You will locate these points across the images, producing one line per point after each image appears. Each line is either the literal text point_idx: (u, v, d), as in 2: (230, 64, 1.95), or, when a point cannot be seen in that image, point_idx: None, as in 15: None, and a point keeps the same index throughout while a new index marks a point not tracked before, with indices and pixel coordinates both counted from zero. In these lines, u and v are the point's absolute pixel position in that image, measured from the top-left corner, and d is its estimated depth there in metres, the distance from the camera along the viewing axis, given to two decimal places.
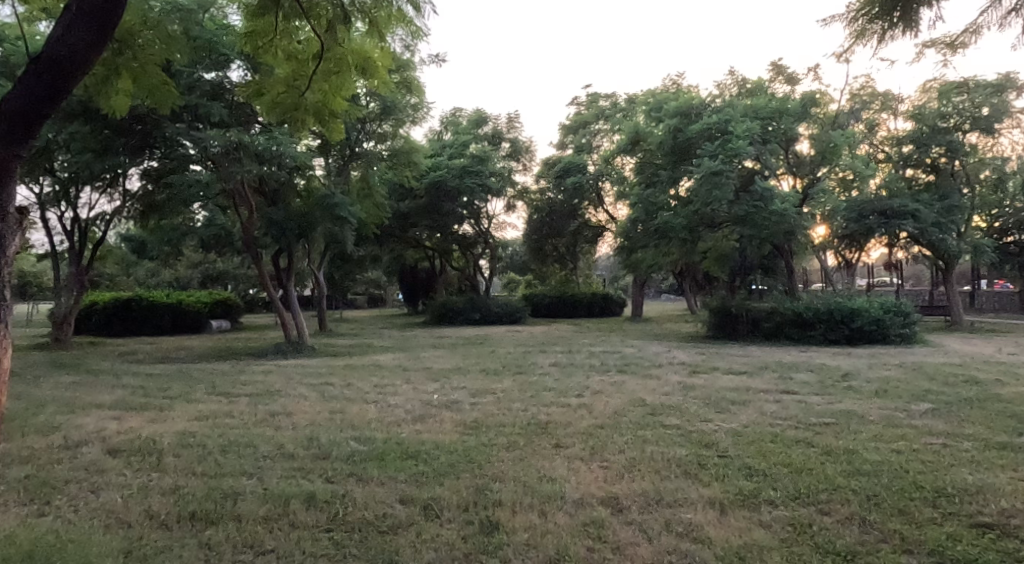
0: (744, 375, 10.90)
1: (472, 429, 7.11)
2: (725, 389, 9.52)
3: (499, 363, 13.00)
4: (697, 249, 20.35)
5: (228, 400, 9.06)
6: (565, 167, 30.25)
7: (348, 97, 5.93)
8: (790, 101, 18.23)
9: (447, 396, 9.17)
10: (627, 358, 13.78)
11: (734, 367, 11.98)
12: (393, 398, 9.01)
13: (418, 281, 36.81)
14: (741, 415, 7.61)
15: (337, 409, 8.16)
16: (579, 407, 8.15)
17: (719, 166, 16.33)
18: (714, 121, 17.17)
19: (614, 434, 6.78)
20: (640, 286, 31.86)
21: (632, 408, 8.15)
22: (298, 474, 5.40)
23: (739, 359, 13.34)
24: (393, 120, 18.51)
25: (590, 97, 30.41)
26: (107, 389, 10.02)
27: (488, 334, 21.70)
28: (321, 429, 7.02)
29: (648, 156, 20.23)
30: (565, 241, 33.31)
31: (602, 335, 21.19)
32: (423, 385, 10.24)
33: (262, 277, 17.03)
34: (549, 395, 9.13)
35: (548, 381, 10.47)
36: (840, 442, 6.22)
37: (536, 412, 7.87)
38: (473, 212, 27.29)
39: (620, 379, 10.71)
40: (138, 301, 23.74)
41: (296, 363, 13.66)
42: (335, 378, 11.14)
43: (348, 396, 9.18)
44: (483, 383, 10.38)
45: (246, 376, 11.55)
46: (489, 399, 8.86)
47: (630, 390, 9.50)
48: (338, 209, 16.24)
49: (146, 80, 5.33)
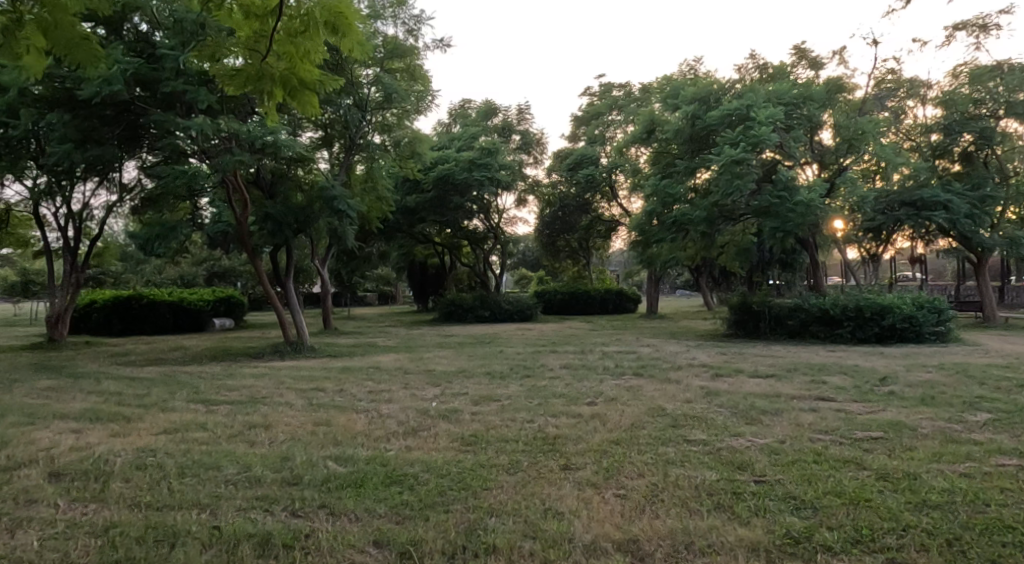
0: (772, 379, 9.98)
1: (470, 445, 6.28)
2: (752, 395, 8.63)
3: (507, 365, 12.17)
4: (716, 243, 19.42)
5: (207, 409, 8.28)
6: (576, 159, 29.54)
7: (321, 64, 5.13)
8: (814, 86, 17.21)
9: (447, 403, 8.34)
10: (644, 359, 12.90)
11: (759, 370, 11.07)
12: (386, 407, 8.19)
13: (428, 278, 36.05)
14: (776, 428, 6.73)
15: (323, 420, 7.35)
16: (593, 418, 7.30)
17: (741, 155, 15.38)
18: (737, 107, 16.18)
19: (632, 451, 5.94)
20: (656, 282, 30.91)
21: (652, 419, 7.29)
22: (261, 506, 4.60)
23: (764, 360, 12.41)
24: (397, 110, 17.67)
25: (603, 87, 29.45)
26: (81, 396, 9.27)
27: (497, 332, 20.86)
28: (299, 446, 6.19)
29: (665, 146, 19.26)
30: (578, 235, 32.38)
31: (616, 333, 20.32)
32: (422, 391, 9.44)
33: (259, 274, 16.24)
34: (559, 403, 8.28)
35: (559, 386, 9.64)
36: (897, 463, 5.33)
37: (543, 424, 7.02)
38: (482, 206, 26.43)
39: (636, 383, 9.87)
40: (138, 300, 23.11)
41: (291, 365, 12.89)
42: (329, 382, 10.33)
43: (338, 404, 8.39)
44: (487, 388, 9.54)
45: (235, 380, 10.80)
46: (491, 407, 8.02)
47: (648, 398, 8.63)
48: (338, 203, 15.40)
49: (56, 31, 4.72)
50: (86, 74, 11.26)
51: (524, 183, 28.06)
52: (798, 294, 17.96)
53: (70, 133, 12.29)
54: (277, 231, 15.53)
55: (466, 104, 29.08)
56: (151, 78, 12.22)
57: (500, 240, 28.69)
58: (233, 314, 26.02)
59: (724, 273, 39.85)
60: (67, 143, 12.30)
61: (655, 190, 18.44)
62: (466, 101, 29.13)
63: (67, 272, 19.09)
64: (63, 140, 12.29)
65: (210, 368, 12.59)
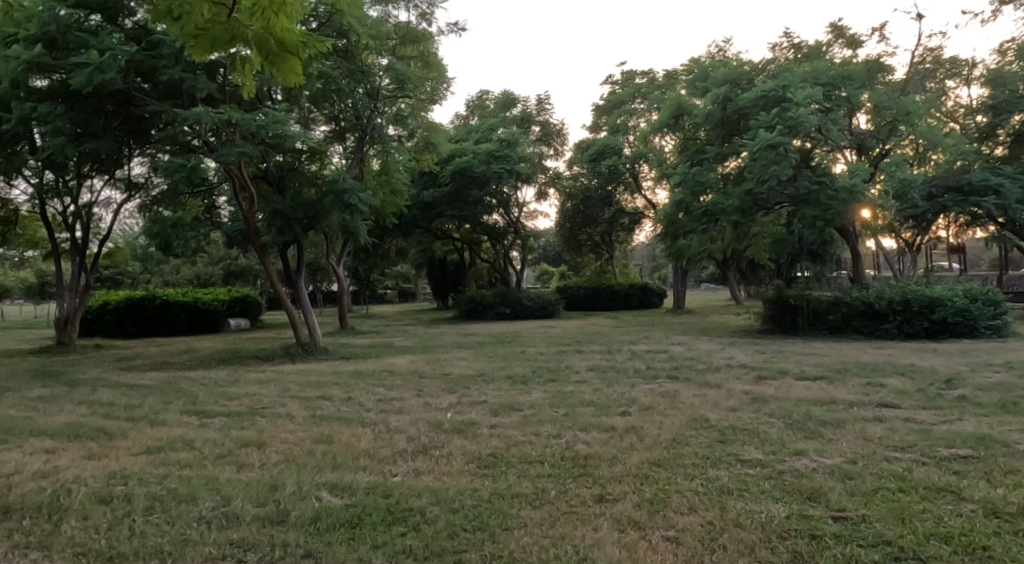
0: (824, 382, 9.03)
1: (488, 468, 5.44)
2: (805, 402, 7.71)
3: (529, 368, 11.30)
4: (748, 234, 18.41)
5: (199, 423, 7.52)
6: (599, 149, 28.57)
7: (301, 19, 4.32)
8: (853, 65, 16.14)
9: (463, 414, 7.51)
10: (676, 360, 11.97)
11: (805, 371, 10.11)
12: (396, 419, 7.36)
13: (447, 274, 35.29)
14: (843, 444, 5.81)
15: (325, 437, 6.53)
16: (629, 432, 6.42)
17: (777, 139, 14.34)
18: (771, 88, 15.17)
19: (678, 476, 5.08)
20: (683, 276, 29.91)
21: (695, 433, 6.38)
22: (236, 556, 3.81)
23: (807, 360, 11.46)
24: (410, 99, 16.86)
25: (626, 75, 28.44)
26: (69, 407, 8.57)
27: (520, 330, 20.03)
28: (291, 471, 5.39)
29: (694, 133, 18.24)
30: (601, 228, 31.47)
31: (643, 330, 19.38)
32: (436, 398, 8.64)
33: (269, 272, 15.46)
34: (588, 413, 7.42)
35: (587, 392, 8.77)
36: (1003, 492, 4.41)
37: (571, 441, 6.16)
38: (501, 200, 25.59)
39: (673, 388, 8.97)
40: (152, 300, 22.56)
41: (301, 369, 12.15)
42: (337, 389, 9.55)
43: (343, 415, 7.59)
44: (507, 395, 8.69)
45: (237, 388, 10.04)
46: (513, 419, 7.17)
47: (689, 405, 7.75)
48: (349, 196, 14.56)
49: None
50: (76, 61, 10.54)
51: (545, 175, 27.18)
52: (838, 287, 16.90)
53: (65, 127, 11.61)
54: (285, 228, 14.70)
55: (484, 95, 28.41)
56: (147, 66, 11.50)
57: (520, 235, 27.84)
58: (248, 314, 25.40)
59: (751, 268, 39.81)
60: (61, 137, 11.63)
61: (684, 178, 17.27)
62: (484, 92, 28.41)
63: (75, 274, 18.55)
64: (57, 133, 11.60)
65: (216, 373, 11.89)
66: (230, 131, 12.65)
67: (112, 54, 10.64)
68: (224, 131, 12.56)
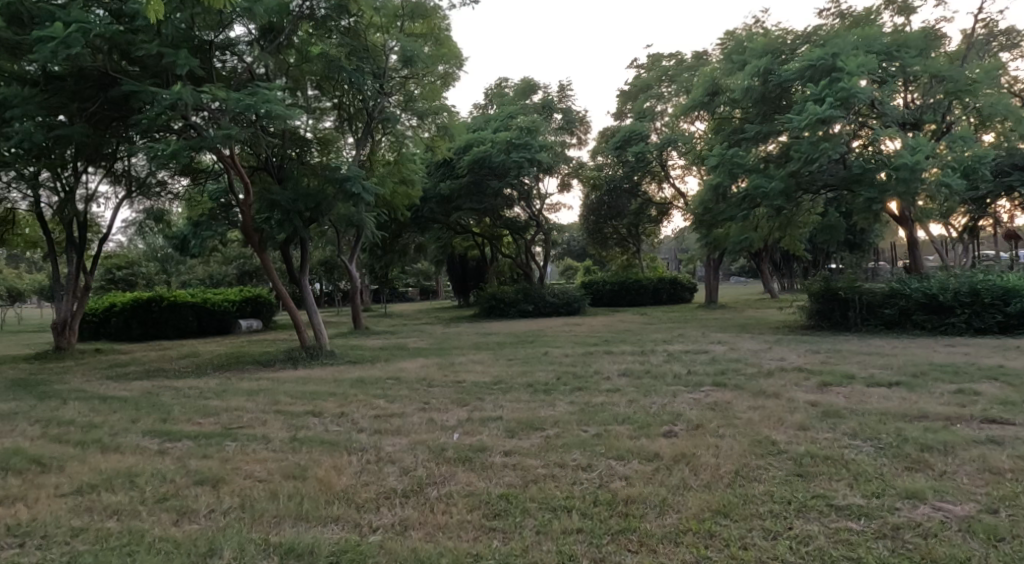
0: (904, 390, 7.64)
1: (498, 520, 4.14)
2: (890, 417, 6.34)
3: (553, 372, 10.00)
4: (790, 221, 16.94)
5: (159, 448, 6.30)
6: (624, 136, 27.16)
7: None
8: (909, 32, 14.58)
9: (472, 436, 6.24)
10: (720, 362, 10.59)
11: (876, 375, 8.69)
12: (391, 442, 6.08)
13: (469, 270, 34.20)
14: (965, 482, 4.43)
15: (299, 470, 5.27)
16: (679, 462, 5.11)
17: (829, 112, 12.79)
18: (820, 57, 13.59)
19: (756, 534, 3.76)
20: (715, 269, 28.40)
21: (763, 464, 5.03)
22: None
23: (872, 361, 10.03)
24: (422, 80, 15.55)
25: (652, 58, 26.95)
26: (20, 427, 7.40)
27: (545, 328, 18.76)
28: (244, 525, 4.16)
29: (730, 111, 16.74)
30: (627, 220, 30.11)
31: (677, 328, 17.90)
32: (444, 413, 7.39)
33: (269, 270, 14.17)
34: (625, 434, 6.10)
35: (621, 405, 7.43)
36: None
37: (607, 477, 4.85)
38: (523, 191, 24.32)
39: (724, 399, 7.63)
40: (158, 302, 21.53)
41: (301, 376, 10.98)
42: (331, 402, 8.28)
43: (330, 438, 6.34)
44: (526, 410, 7.37)
45: (221, 400, 8.82)
46: (532, 443, 5.87)
47: (747, 423, 6.38)
48: (353, 184, 13.19)
49: None
50: (39, 35, 9.35)
51: (568, 165, 25.87)
52: (893, 277, 15.40)
53: (33, 111, 10.43)
54: (285, 221, 13.22)
55: (502, 83, 27.13)
56: (123, 42, 10.34)
57: (543, 228, 26.53)
58: (261, 315, 24.28)
59: (785, 260, 39.01)
60: (30, 123, 10.46)
61: (719, 161, 15.52)
62: (502, 79, 27.17)
63: (73, 275, 17.50)
64: (24, 118, 10.42)
65: (206, 382, 10.71)
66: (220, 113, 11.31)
67: (79, 26, 9.45)
68: (214, 113, 11.21)
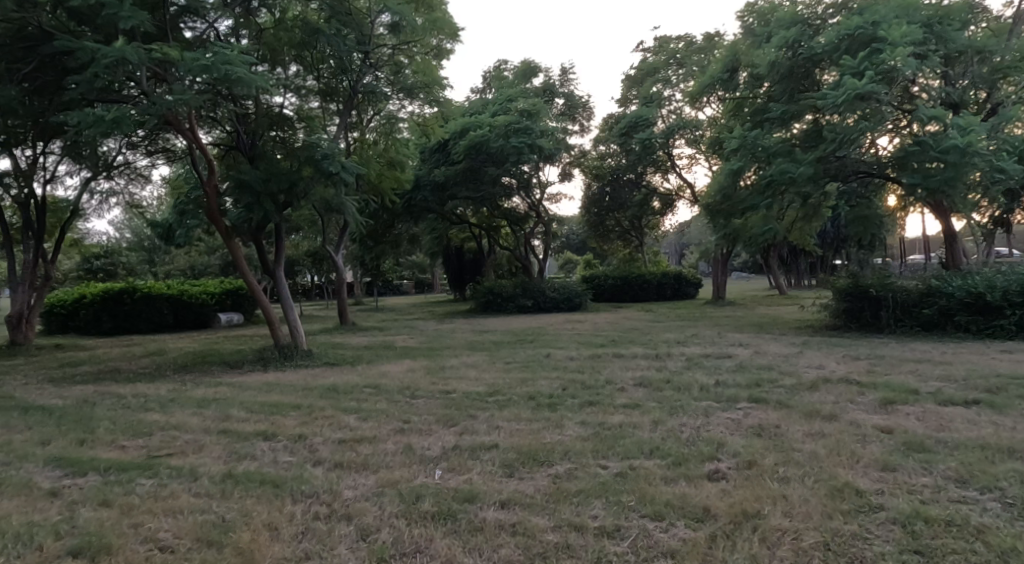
0: (989, 412, 6.28)
1: None
2: (992, 453, 4.97)
3: (558, 381, 8.58)
4: (813, 212, 15.54)
5: (51, 485, 4.82)
6: (629, 123, 25.57)
7: None
8: (952, 2, 13.13)
9: (459, 474, 4.84)
10: (749, 370, 9.19)
11: (944, 391, 7.32)
12: (353, 484, 4.66)
13: (465, 263, 32.82)
14: None
15: (218, 532, 3.83)
16: (743, 528, 3.70)
17: (871, 86, 11.38)
18: (859, 25, 12.21)
19: None
20: (724, 263, 26.99)
21: (857, 531, 3.64)
22: None
23: (926, 372, 8.66)
24: (415, 50, 14.15)
25: (660, 39, 25.47)
26: None
27: (545, 326, 17.35)
28: None
29: (752, 91, 15.29)
30: (630, 212, 28.69)
31: (689, 327, 16.48)
32: (426, 437, 5.99)
33: (239, 259, 12.64)
34: (658, 474, 4.69)
35: (644, 429, 6.02)
36: None
37: (647, 556, 3.43)
38: (522, 179, 22.87)
39: (769, 420, 6.24)
40: (131, 294, 20.04)
41: (270, 381, 9.56)
42: (291, 420, 6.81)
43: (276, 474, 4.91)
44: (527, 433, 5.98)
45: (163, 414, 7.34)
46: (537, 487, 4.46)
47: (813, 459, 4.97)
48: (331, 162, 11.73)
49: None
50: None
51: (569, 154, 24.51)
52: (928, 274, 14.03)
53: None
54: (253, 204, 11.69)
55: (501, 65, 25.68)
56: None
57: (543, 219, 25.11)
58: (243, 308, 22.74)
59: (791, 255, 37.73)
60: None
61: (740, 144, 14.10)
62: (502, 62, 25.70)
63: (31, 264, 16.01)
64: None
65: (157, 388, 9.26)
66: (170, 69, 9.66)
67: None
68: (161, 68, 9.56)
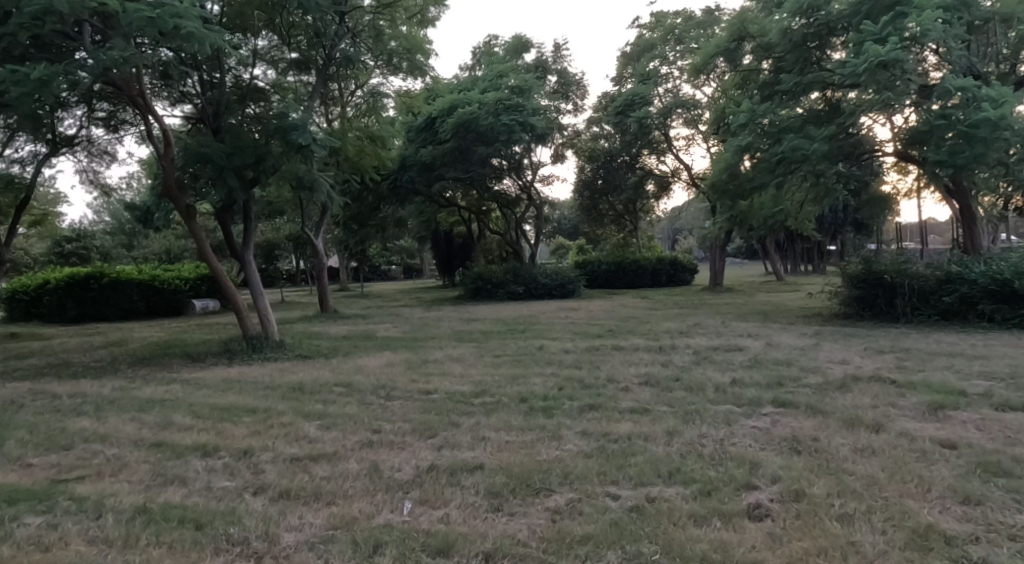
0: None
1: None
2: None
3: (552, 379, 7.60)
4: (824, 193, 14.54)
5: None
6: (625, 101, 24.46)
7: None
8: None
9: (434, 509, 3.83)
10: (765, 366, 8.22)
11: (996, 393, 6.37)
12: (298, 523, 3.65)
13: (454, 248, 31.77)
14: None
15: None
16: None
17: (895, 53, 10.38)
18: None
19: None
20: (721, 248, 25.99)
21: None
22: None
23: (964, 368, 7.72)
24: (397, 15, 12.99)
25: (657, 14, 24.38)
26: None
27: (537, 314, 16.34)
28: None
29: (760, 63, 14.25)
30: (625, 195, 27.65)
31: (690, 316, 15.53)
32: (395, 454, 4.98)
33: (202, 240, 11.48)
34: (684, 509, 3.70)
35: (658, 442, 5.04)
36: None
37: None
38: (513, 159, 21.77)
39: (805, 431, 5.27)
40: (98, 278, 18.91)
41: (231, 378, 8.53)
42: (241, 430, 5.78)
43: (202, 508, 3.89)
44: (519, 448, 4.99)
45: (93, 421, 6.28)
46: (531, 530, 3.46)
47: (872, 487, 4.00)
48: (300, 134, 10.61)
49: None
50: None
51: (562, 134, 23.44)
52: (946, 259, 13.09)
53: None
54: (216, 180, 10.58)
55: (491, 41, 24.51)
56: None
57: (535, 202, 24.06)
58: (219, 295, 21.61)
59: (788, 240, 36.81)
60: None
61: (748, 119, 13.07)
62: (491, 37, 24.53)
63: None
64: None
65: (102, 386, 8.22)
66: (112, 24, 8.50)
67: None
68: (103, 23, 8.41)
